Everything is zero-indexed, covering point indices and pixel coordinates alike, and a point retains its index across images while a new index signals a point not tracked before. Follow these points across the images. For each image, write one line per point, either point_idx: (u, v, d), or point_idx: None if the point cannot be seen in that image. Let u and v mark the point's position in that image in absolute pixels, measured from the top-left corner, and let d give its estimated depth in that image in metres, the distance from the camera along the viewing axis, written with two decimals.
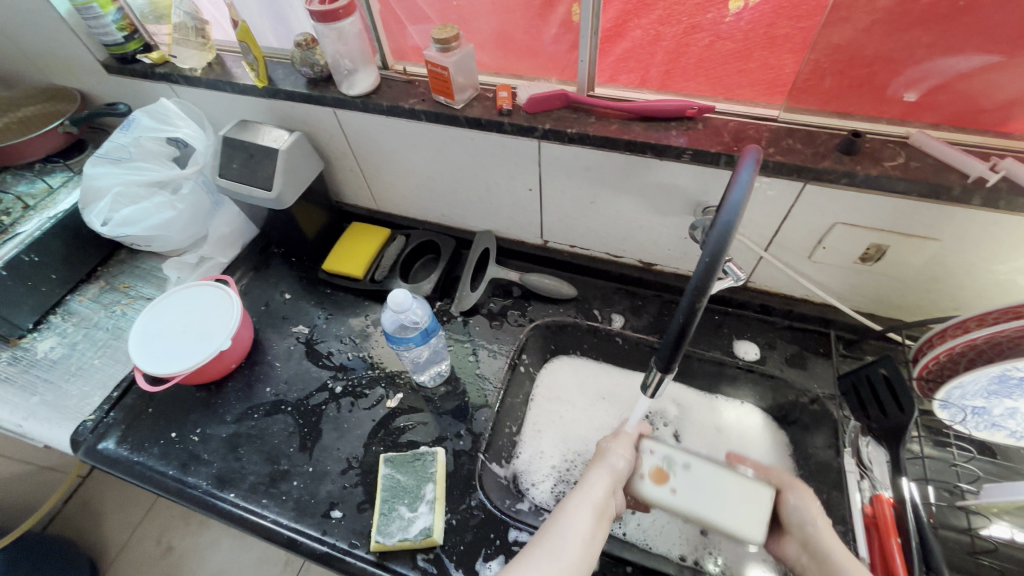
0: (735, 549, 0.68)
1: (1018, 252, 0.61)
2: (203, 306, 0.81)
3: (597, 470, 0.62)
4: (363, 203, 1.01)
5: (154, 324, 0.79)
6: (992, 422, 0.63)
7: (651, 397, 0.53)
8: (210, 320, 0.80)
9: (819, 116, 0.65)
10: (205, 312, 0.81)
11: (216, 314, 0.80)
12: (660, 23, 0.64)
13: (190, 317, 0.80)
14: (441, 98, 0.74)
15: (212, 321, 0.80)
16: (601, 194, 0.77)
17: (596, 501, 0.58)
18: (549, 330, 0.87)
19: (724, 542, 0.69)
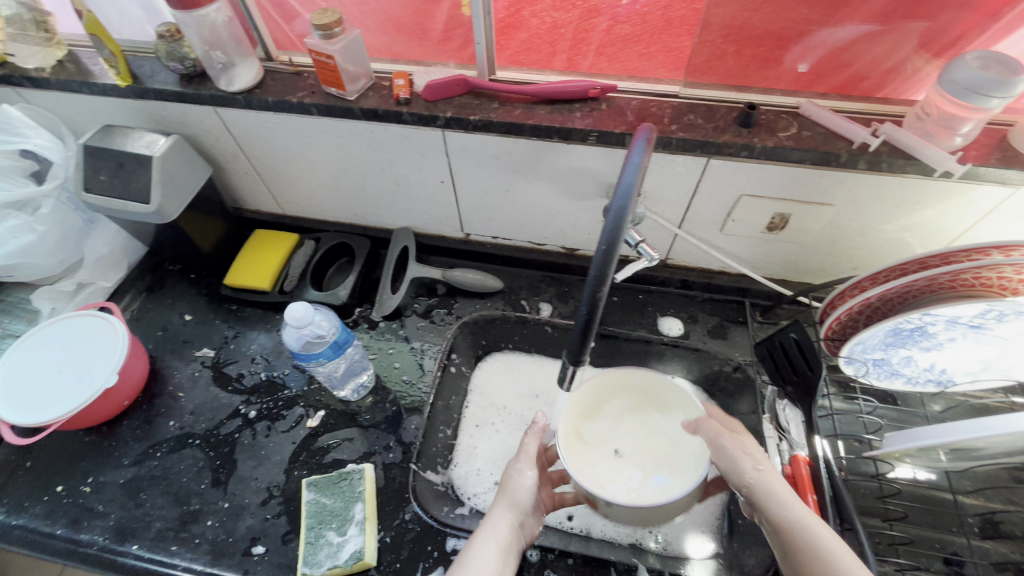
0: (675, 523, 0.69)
1: (903, 211, 0.64)
2: (81, 338, 0.72)
3: (499, 505, 0.60)
4: (267, 208, 0.93)
5: (23, 366, 0.69)
6: (892, 371, 0.68)
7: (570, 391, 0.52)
8: (90, 353, 0.70)
9: (719, 90, 0.66)
10: (83, 344, 0.71)
11: (96, 346, 0.71)
12: (555, 9, 0.62)
13: (66, 353, 0.70)
14: (331, 90, 0.68)
15: (92, 354, 0.70)
16: (514, 182, 0.74)
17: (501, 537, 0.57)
18: (477, 325, 0.84)
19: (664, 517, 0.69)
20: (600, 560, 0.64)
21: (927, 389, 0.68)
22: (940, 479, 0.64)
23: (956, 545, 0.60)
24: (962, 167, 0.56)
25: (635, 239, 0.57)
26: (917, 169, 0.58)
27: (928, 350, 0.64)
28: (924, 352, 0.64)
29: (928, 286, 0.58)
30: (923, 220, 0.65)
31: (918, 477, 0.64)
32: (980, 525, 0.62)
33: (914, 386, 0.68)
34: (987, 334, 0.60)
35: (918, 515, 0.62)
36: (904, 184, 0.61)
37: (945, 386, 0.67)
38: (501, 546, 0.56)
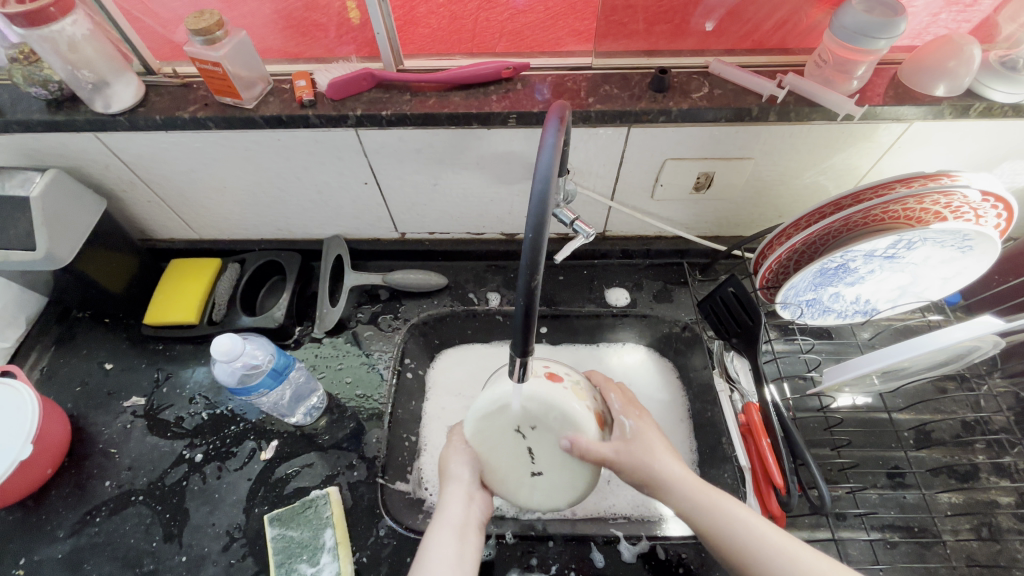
0: None
1: (816, 157, 0.67)
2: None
3: (449, 488, 0.60)
4: (180, 235, 0.85)
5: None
6: (825, 309, 0.71)
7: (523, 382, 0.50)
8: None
9: (630, 57, 0.65)
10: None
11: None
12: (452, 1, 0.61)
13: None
14: (227, 100, 0.63)
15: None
16: (442, 174, 0.72)
17: (455, 520, 0.58)
18: (428, 325, 0.82)
19: None
20: (580, 536, 0.65)
21: (855, 320, 0.73)
22: (875, 401, 0.69)
23: (896, 459, 0.66)
24: (860, 109, 0.59)
25: (569, 217, 0.55)
26: (822, 115, 0.60)
27: (853, 284, 0.68)
28: (849, 287, 0.68)
29: (845, 225, 0.62)
30: (835, 162, 0.68)
31: (857, 403, 0.69)
32: (914, 437, 0.67)
33: (845, 319, 0.73)
34: (901, 263, 0.64)
35: (861, 438, 0.67)
36: (813, 130, 0.64)
37: (870, 315, 0.72)
38: (456, 529, 0.57)
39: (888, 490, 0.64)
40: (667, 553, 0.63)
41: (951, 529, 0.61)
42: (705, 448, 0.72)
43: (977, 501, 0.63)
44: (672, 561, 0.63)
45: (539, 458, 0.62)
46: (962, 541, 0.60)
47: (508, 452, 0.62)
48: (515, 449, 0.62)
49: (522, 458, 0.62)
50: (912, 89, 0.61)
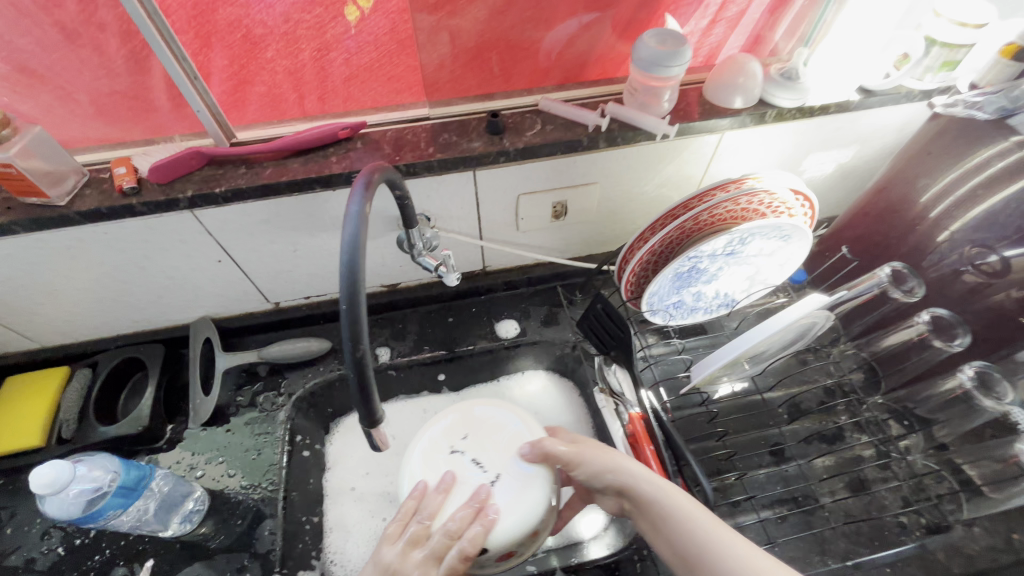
0: None
1: (653, 173, 0.73)
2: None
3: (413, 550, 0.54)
4: (15, 348, 0.76)
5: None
6: (691, 308, 0.76)
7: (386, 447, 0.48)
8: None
9: (466, 104, 0.68)
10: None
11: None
12: (271, 68, 0.60)
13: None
14: (33, 200, 0.57)
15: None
16: (299, 240, 0.69)
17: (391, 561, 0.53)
18: (317, 395, 0.78)
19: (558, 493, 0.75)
20: None
21: (720, 313, 0.79)
22: (752, 386, 0.75)
23: (775, 436, 0.71)
24: (674, 127, 0.64)
25: (432, 267, 0.64)
26: (645, 137, 0.66)
27: (709, 282, 0.73)
28: (707, 284, 0.74)
29: (685, 232, 0.67)
30: (671, 175, 0.74)
31: (736, 389, 0.74)
32: (788, 411, 0.73)
33: (711, 313, 0.78)
34: (741, 257, 0.70)
35: (742, 423, 0.72)
36: (643, 151, 0.69)
37: (731, 305, 0.78)
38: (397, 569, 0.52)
39: (772, 467, 0.68)
40: None
41: (829, 492, 0.67)
42: None
43: (845, 460, 0.69)
44: None
45: (490, 465, 0.61)
46: (839, 501, 0.66)
47: (495, 445, 0.63)
48: (441, 465, 0.62)
49: (468, 471, 0.61)
50: (716, 104, 0.68)
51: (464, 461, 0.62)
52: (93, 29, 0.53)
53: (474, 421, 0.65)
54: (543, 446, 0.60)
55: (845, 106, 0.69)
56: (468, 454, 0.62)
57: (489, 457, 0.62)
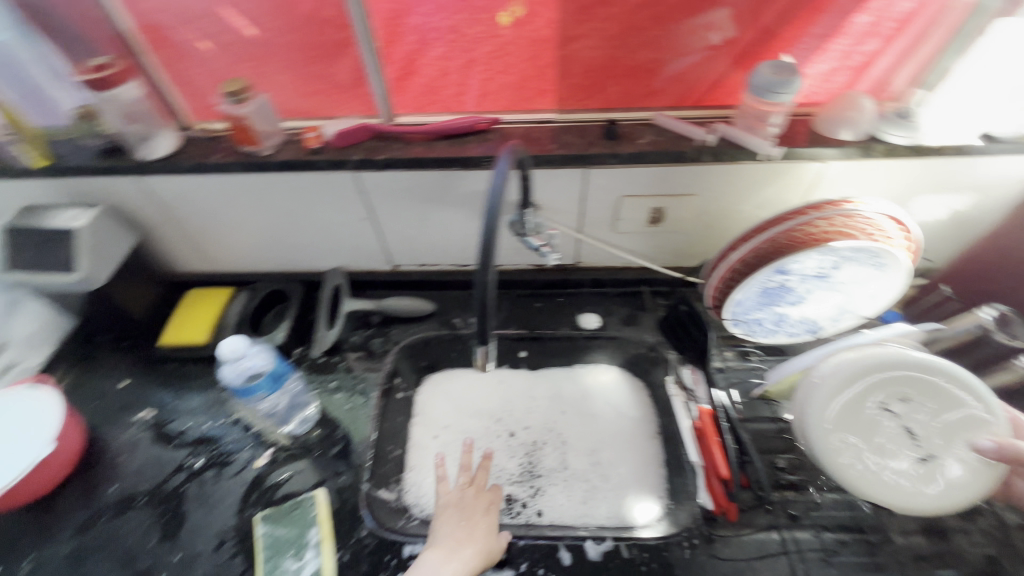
0: (624, 489, 0.78)
1: (751, 193, 0.78)
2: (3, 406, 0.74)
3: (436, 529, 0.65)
4: (196, 268, 0.96)
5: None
6: (773, 328, 0.79)
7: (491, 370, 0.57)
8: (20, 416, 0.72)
9: (587, 113, 0.78)
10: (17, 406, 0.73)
11: (30, 408, 0.73)
12: (436, 66, 0.74)
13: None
14: (247, 148, 0.75)
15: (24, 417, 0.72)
16: (428, 211, 0.82)
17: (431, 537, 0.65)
18: (416, 348, 0.89)
19: (616, 477, 0.80)
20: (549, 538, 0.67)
21: (803, 338, 0.80)
22: None
23: None
24: (778, 150, 0.70)
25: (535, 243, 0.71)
26: (749, 156, 0.71)
27: (795, 305, 0.76)
28: (793, 308, 0.76)
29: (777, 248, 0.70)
30: (769, 198, 0.79)
31: None
32: None
33: (793, 337, 0.80)
34: (832, 283, 0.72)
35: None
36: (745, 170, 0.74)
37: (816, 332, 0.79)
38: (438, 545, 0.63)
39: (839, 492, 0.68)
40: (631, 551, 0.66)
41: (900, 529, 0.65)
42: (672, 459, 0.78)
43: None
44: (636, 559, 0.65)
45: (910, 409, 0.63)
46: (910, 539, 0.64)
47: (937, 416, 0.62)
48: (876, 421, 0.63)
49: (901, 440, 0.62)
50: (823, 134, 0.73)
51: (896, 425, 0.63)
52: (318, 25, 0.70)
53: (910, 383, 0.63)
54: (1003, 441, 0.56)
55: (963, 151, 0.69)
56: (901, 421, 0.63)
57: (920, 425, 0.62)
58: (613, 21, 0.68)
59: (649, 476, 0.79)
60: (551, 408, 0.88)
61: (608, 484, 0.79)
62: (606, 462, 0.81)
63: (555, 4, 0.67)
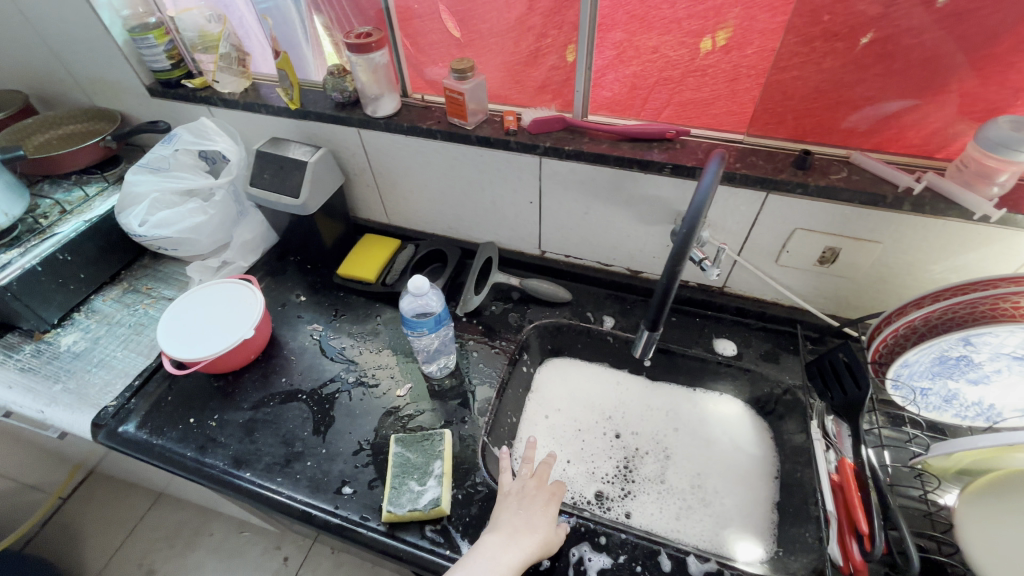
0: (732, 524, 0.75)
1: (947, 254, 0.72)
2: (222, 291, 0.89)
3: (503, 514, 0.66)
4: (374, 217, 1.10)
5: (178, 305, 0.86)
6: (940, 403, 0.72)
7: (645, 355, 0.72)
8: (232, 303, 0.87)
9: (779, 140, 0.78)
10: (231, 294, 0.88)
11: (240, 298, 0.88)
12: (637, 75, 0.79)
13: (206, 301, 0.87)
14: (455, 120, 0.85)
15: (235, 304, 0.87)
16: (593, 206, 0.87)
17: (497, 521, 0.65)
18: (547, 330, 0.94)
19: (725, 508, 0.77)
20: (652, 542, 0.68)
21: (976, 424, 0.70)
22: None
23: None
24: (999, 211, 0.63)
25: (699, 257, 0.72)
26: (958, 212, 0.66)
27: (976, 383, 0.68)
28: (971, 386, 0.69)
29: (972, 314, 0.64)
30: (968, 264, 0.72)
31: None
32: None
33: (963, 420, 0.71)
34: None
35: None
36: (947, 227, 0.69)
37: (994, 422, 0.70)
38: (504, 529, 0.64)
39: None
40: None
41: None
42: (790, 507, 0.74)
43: None
44: None
45: None
46: None
47: None
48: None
49: None
50: None
51: None
52: (546, 23, 0.78)
53: None
54: None
55: None
56: None
57: None
58: (837, 53, 0.67)
59: (756, 516, 0.76)
60: (664, 419, 0.87)
61: (715, 511, 0.77)
62: (716, 489, 0.79)
63: (779, 29, 0.68)
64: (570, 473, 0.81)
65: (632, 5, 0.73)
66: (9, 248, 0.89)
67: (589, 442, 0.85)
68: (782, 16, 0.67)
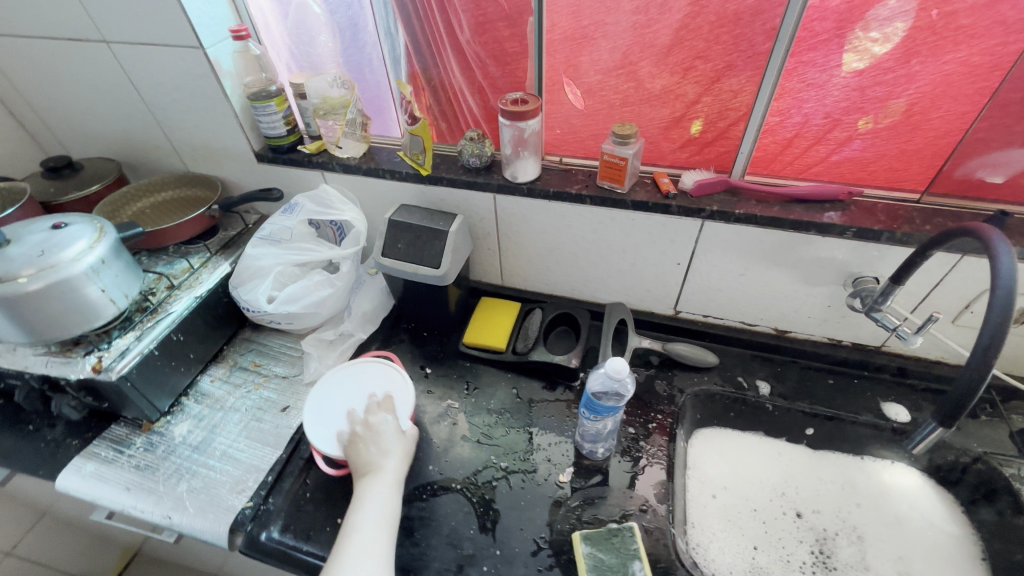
0: None
1: None
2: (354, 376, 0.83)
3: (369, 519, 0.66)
4: (489, 279, 1.05)
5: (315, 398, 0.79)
6: None
7: (915, 447, 0.60)
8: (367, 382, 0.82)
9: (961, 201, 0.74)
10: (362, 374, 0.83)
11: (374, 377, 0.83)
12: (805, 136, 0.76)
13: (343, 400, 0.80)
14: (606, 183, 0.82)
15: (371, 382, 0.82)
16: (752, 268, 0.83)
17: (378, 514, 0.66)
18: (700, 399, 0.88)
19: None
20: None
21: None
22: None
23: None
24: None
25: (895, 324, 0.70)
26: None
27: None
28: None
29: None
30: None
31: None
32: None
33: None
34: None
35: None
36: None
37: None
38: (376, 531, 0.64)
39: None
40: None
41: None
42: None
43: None
44: None
45: None
46: None
47: None
48: None
49: None
50: None
51: None
52: (713, 89, 0.75)
53: None
54: None
55: None
56: None
57: None
58: None
59: None
60: (843, 493, 0.81)
61: None
62: (923, 574, 0.73)
63: (975, 96, 0.66)
64: (763, 567, 0.75)
65: (812, 75, 0.70)
66: (122, 331, 0.82)
67: (772, 525, 0.79)
68: (983, 84, 0.65)
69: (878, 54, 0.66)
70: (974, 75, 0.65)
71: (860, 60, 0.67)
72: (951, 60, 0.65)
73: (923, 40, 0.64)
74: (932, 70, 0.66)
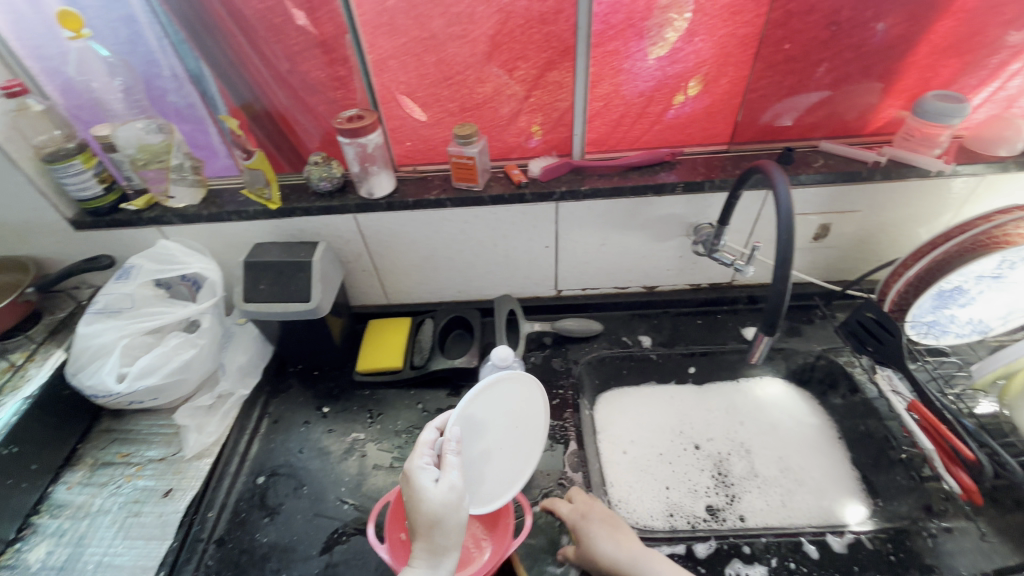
0: (830, 496, 0.81)
1: (911, 208, 0.86)
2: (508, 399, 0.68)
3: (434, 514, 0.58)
4: (372, 300, 1.02)
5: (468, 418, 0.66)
6: (945, 329, 0.82)
7: (760, 360, 0.67)
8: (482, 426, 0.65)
9: (757, 146, 0.88)
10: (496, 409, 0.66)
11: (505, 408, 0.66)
12: (626, 112, 0.84)
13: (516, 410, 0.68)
14: (462, 184, 0.84)
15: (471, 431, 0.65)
16: (610, 236, 0.90)
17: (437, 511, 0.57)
18: (593, 365, 0.94)
19: (812, 478, 0.83)
20: (790, 535, 0.72)
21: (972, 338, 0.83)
22: None
23: None
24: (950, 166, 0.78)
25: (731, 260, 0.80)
26: (918, 173, 0.80)
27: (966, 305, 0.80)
28: (963, 308, 0.80)
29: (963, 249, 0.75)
30: (927, 213, 0.87)
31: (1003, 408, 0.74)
32: None
33: (961, 338, 0.83)
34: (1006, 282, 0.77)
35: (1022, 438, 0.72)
36: (910, 188, 0.83)
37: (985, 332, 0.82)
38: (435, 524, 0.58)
39: None
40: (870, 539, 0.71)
41: None
42: (868, 459, 0.82)
43: None
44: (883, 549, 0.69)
45: None
46: None
47: None
48: None
49: None
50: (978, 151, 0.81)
51: None
52: (539, 84, 0.80)
53: None
54: None
55: None
56: None
57: None
58: (796, 71, 0.79)
59: (843, 478, 0.83)
60: (728, 415, 0.92)
61: (805, 483, 0.83)
62: (799, 465, 0.85)
63: (747, 59, 0.78)
64: (677, 503, 0.81)
65: (618, 60, 0.78)
66: None
67: (677, 463, 0.86)
68: (750, 49, 0.77)
69: (666, 35, 0.75)
70: (742, 43, 0.76)
71: (654, 42, 0.76)
72: (723, 33, 0.75)
73: (698, 19, 0.74)
74: (711, 43, 0.76)
